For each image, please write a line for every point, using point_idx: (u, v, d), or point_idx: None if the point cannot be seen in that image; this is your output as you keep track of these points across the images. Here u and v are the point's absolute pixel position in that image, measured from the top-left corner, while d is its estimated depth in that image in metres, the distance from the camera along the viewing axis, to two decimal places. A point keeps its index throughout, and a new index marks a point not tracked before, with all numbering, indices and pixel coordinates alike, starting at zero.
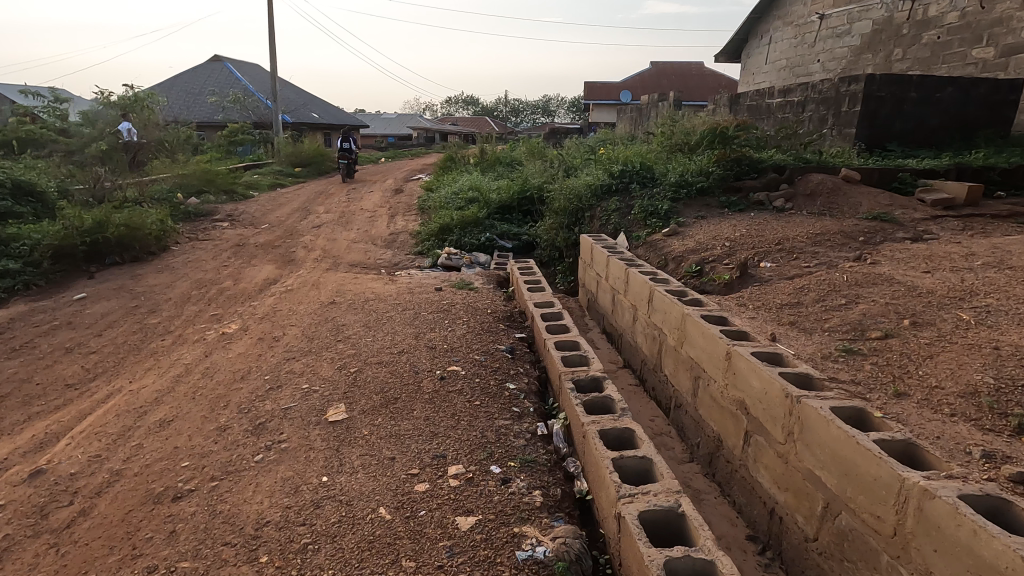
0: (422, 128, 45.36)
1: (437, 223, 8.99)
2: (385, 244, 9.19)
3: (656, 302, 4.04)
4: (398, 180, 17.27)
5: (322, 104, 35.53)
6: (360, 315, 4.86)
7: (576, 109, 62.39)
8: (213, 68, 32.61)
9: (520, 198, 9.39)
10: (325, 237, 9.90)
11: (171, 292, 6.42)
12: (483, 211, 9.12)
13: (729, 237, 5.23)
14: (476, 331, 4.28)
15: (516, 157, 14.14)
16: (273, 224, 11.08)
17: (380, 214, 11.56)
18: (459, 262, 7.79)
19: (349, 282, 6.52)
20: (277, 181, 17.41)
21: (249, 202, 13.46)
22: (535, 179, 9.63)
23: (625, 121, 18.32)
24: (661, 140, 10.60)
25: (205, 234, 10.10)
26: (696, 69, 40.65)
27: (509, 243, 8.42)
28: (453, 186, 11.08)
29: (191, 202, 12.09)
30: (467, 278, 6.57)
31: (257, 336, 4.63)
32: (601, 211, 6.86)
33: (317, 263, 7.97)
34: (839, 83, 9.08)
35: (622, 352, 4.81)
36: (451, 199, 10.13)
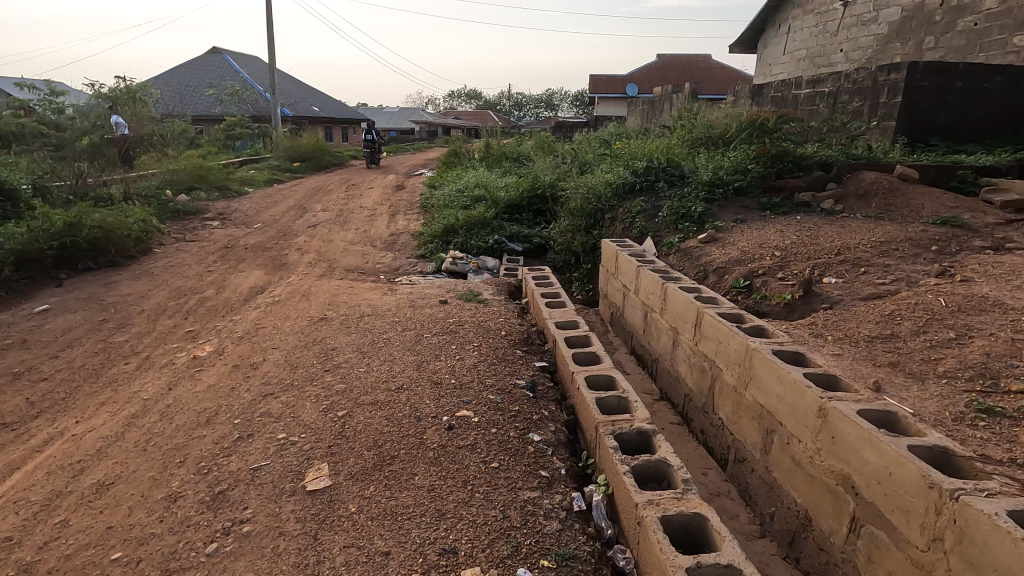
0: (424, 122, 44.59)
1: (441, 223, 8.33)
2: (385, 246, 8.51)
3: (706, 328, 3.35)
4: (399, 176, 16.56)
5: (323, 97, 34.78)
6: (353, 336, 4.20)
7: (581, 103, 61.43)
8: (211, 60, 31.87)
9: (530, 197, 8.71)
10: (320, 237, 9.24)
11: (146, 303, 5.78)
12: (490, 210, 8.45)
13: (778, 245, 4.55)
14: (489, 360, 3.59)
15: (523, 152, 13.42)
16: (267, 223, 10.43)
17: (380, 213, 10.88)
18: (465, 267, 7.13)
19: (344, 292, 5.85)
20: (274, 177, 16.73)
21: (243, 199, 12.81)
22: (546, 176, 8.93)
23: (636, 114, 17.53)
24: (682, 133, 9.88)
25: (193, 234, 9.47)
26: (704, 62, 39.73)
27: (519, 245, 7.74)
28: (458, 182, 10.41)
29: (180, 200, 11.44)
30: (474, 287, 5.90)
31: (233, 361, 3.97)
32: (624, 212, 6.17)
33: (310, 268, 7.32)
34: (877, 72, 8.34)
35: (657, 380, 4.14)
36: (456, 197, 9.46)
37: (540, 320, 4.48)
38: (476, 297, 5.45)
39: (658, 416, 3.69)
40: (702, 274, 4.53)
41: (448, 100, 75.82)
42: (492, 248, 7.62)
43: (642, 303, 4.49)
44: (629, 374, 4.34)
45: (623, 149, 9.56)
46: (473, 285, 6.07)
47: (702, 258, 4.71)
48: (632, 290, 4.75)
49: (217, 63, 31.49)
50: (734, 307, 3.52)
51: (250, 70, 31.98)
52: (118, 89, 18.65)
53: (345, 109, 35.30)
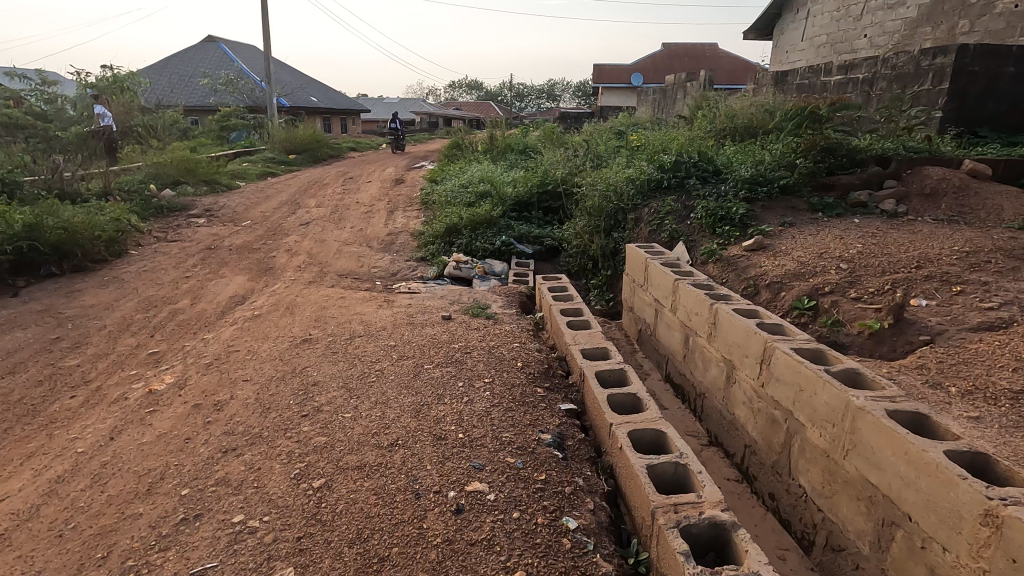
0: (424, 113, 43.70)
1: (443, 222, 7.65)
2: (382, 247, 7.83)
3: (779, 367, 2.67)
4: (398, 169, 15.82)
5: (320, 86, 33.92)
6: (340, 365, 3.54)
7: (584, 94, 60.33)
8: (206, 49, 31.02)
9: (540, 193, 8.00)
10: (313, 237, 8.57)
11: (110, 316, 5.13)
12: (497, 208, 7.75)
13: (841, 255, 3.87)
14: (504, 402, 2.92)
15: (529, 144, 12.65)
16: (257, 220, 9.76)
17: (378, 210, 10.19)
18: (470, 273, 6.48)
19: (334, 303, 5.19)
20: (268, 170, 16.02)
21: (233, 193, 12.11)
22: (558, 170, 8.21)
23: (647, 104, 16.70)
24: (704, 124, 9.13)
25: (176, 233, 8.81)
26: (710, 52, 38.70)
27: (529, 247, 7.07)
28: (461, 176, 9.69)
29: (165, 195, 10.76)
30: (482, 298, 5.24)
31: (195, 397, 3.32)
32: (650, 213, 5.47)
33: (300, 273, 6.66)
34: (920, 56, 7.58)
35: (702, 419, 3.46)
36: (460, 192, 8.75)
37: (562, 342, 3.80)
38: (484, 311, 4.79)
39: (711, 469, 3.03)
40: (752, 289, 3.85)
41: (449, 90, 74.69)
42: (499, 251, 6.95)
43: (682, 323, 3.81)
44: (667, 409, 3.68)
45: (640, 141, 8.81)
46: (480, 295, 5.41)
47: (750, 269, 4.02)
48: (667, 306, 4.07)
49: (212, 52, 30.64)
50: (809, 339, 2.83)
51: (246, 59, 31.10)
52: (105, 78, 17.90)
53: (344, 100, 34.42)
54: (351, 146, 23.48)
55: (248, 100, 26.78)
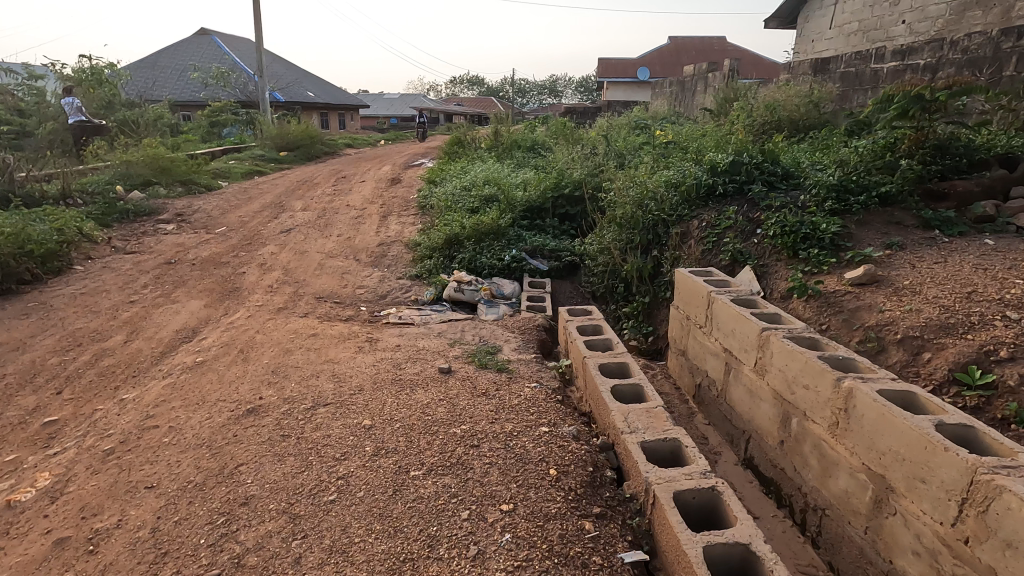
0: (425, 109, 42.64)
1: (443, 232, 6.56)
2: (371, 261, 6.73)
3: (1011, 524, 1.56)
4: (395, 168, 14.67)
5: (317, 81, 32.74)
6: (288, 462, 2.44)
7: (587, 89, 58.99)
8: (198, 42, 29.89)
9: (554, 197, 6.89)
10: (293, 247, 7.49)
11: (16, 359, 4.05)
12: (505, 215, 6.65)
13: (999, 297, 2.74)
14: (536, 558, 1.83)
15: (539, 141, 11.49)
16: (233, 227, 8.70)
17: (369, 214, 9.08)
18: (475, 297, 5.38)
19: (302, 341, 4.10)
20: (256, 169, 14.93)
21: (211, 195, 11.02)
22: (575, 171, 7.10)
23: (663, 97, 15.49)
24: (741, 118, 7.97)
25: (138, 243, 7.76)
26: (718, 45, 37.36)
27: (544, 263, 5.96)
28: (464, 176, 8.58)
29: (133, 198, 9.68)
30: (490, 336, 4.14)
31: (64, 523, 2.23)
32: (701, 227, 4.36)
33: (270, 296, 5.57)
34: (1001, 36, 6.42)
35: (821, 545, 2.37)
36: (462, 195, 7.63)
37: (607, 419, 2.70)
38: (493, 358, 3.70)
39: None
40: (875, 345, 2.73)
41: (450, 86, 73.27)
42: (509, 268, 5.85)
43: (777, 395, 2.70)
44: (759, 520, 2.60)
45: (670, 139, 7.68)
46: (487, 329, 4.31)
47: (865, 314, 2.90)
48: (747, 363, 2.97)
49: (204, 44, 29.49)
50: None
51: (238, 51, 29.94)
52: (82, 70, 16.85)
53: (341, 94, 33.22)
54: (347, 142, 22.31)
55: (241, 95, 25.70)
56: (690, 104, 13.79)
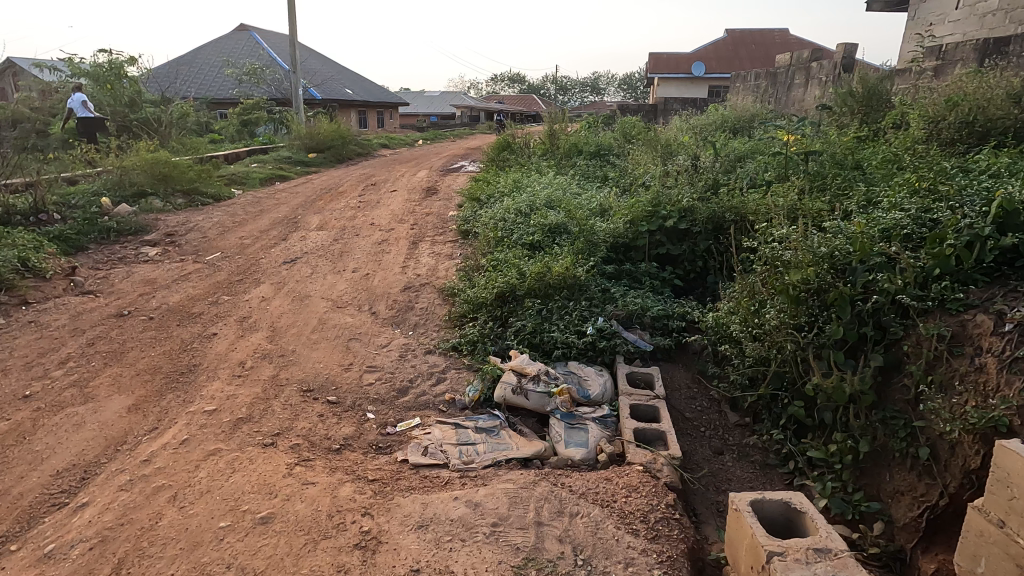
0: (466, 107, 41.18)
1: (495, 280, 4.64)
2: (391, 319, 4.86)
3: None
4: (430, 173, 12.86)
5: (355, 77, 31.45)
6: None
7: (633, 87, 56.32)
8: (234, 37, 28.91)
9: (651, 231, 4.87)
10: (293, 288, 5.70)
11: None
12: (582, 258, 4.67)
13: None
14: None
15: (604, 146, 9.44)
16: (229, 255, 7.01)
17: (395, 239, 7.23)
18: (545, 404, 3.39)
19: (239, 537, 2.21)
20: (278, 173, 13.38)
21: (217, 206, 9.42)
22: (680, 194, 5.07)
23: (744, 92, 13.18)
24: (903, 124, 5.76)
25: (105, 276, 6.12)
26: (781, 39, 34.37)
27: (647, 339, 3.95)
28: (518, 192, 6.63)
29: (119, 212, 8.12)
30: (596, 540, 2.17)
31: None
32: (1005, 334, 2.30)
33: (236, 383, 3.74)
34: None
35: None
36: (518, 221, 5.66)
37: None
38: None
39: None
40: None
41: (490, 82, 71.40)
42: (594, 346, 3.86)
43: None
44: None
45: (807, 147, 5.56)
46: (586, 511, 2.34)
47: None
48: None
49: (241, 39, 28.57)
50: None
51: (274, 45, 28.77)
52: (100, 64, 15.63)
53: (378, 92, 31.83)
54: (382, 141, 20.75)
55: (274, 91, 24.49)
56: (786, 101, 11.52)
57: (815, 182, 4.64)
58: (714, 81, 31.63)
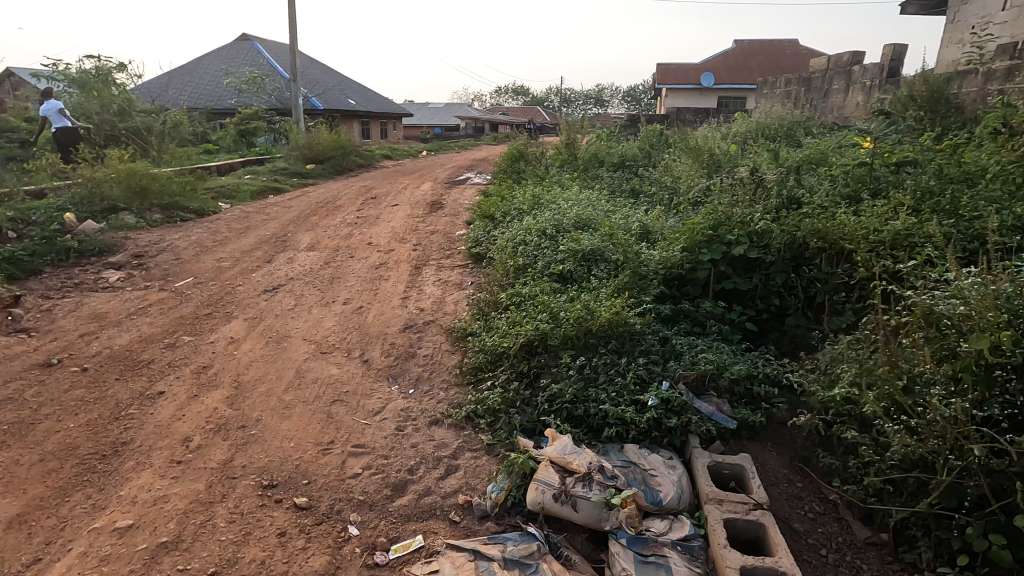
0: (470, 119, 40.55)
1: (520, 325, 3.66)
2: (387, 371, 3.88)
3: None
4: (435, 186, 11.93)
5: (358, 87, 30.76)
6: None
7: (637, 98, 55.73)
8: (236, 47, 28.23)
9: (713, 260, 3.90)
10: (270, 325, 4.73)
11: None
12: (630, 296, 3.69)
13: None
14: None
15: (629, 156, 8.50)
16: (202, 282, 6.04)
17: (395, 263, 6.26)
18: (600, 517, 2.39)
19: None
20: (271, 184, 12.47)
21: (198, 222, 8.49)
22: (746, 213, 4.10)
23: (772, 99, 12.25)
24: (1004, 130, 4.78)
25: (49, 309, 5.15)
26: (792, 49, 33.62)
27: (728, 412, 2.95)
28: (539, 209, 5.65)
29: (83, 230, 7.17)
30: None
31: None
32: None
33: (172, 475, 2.75)
34: None
35: None
36: (543, 245, 4.68)
37: None
38: None
39: None
40: None
41: (493, 95, 70.86)
42: (660, 423, 2.86)
43: None
44: None
45: (892, 156, 4.61)
46: None
47: None
48: None
49: (241, 48, 27.93)
50: None
51: (275, 54, 28.09)
52: (87, 71, 14.82)
53: (382, 102, 31.12)
54: (385, 152, 19.90)
55: (274, 101, 23.76)
56: (823, 107, 10.62)
57: (925, 202, 3.69)
58: (724, 91, 30.82)
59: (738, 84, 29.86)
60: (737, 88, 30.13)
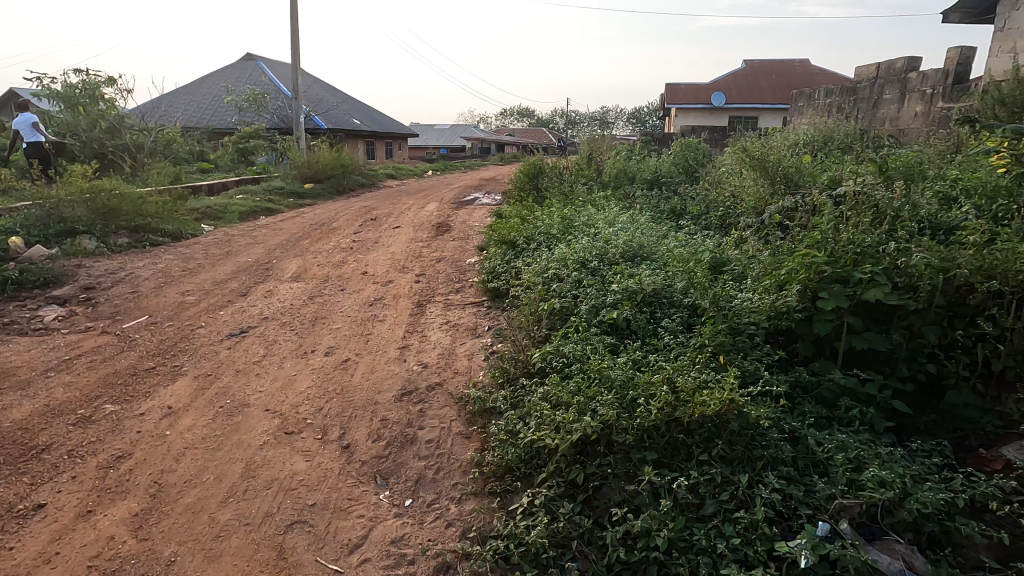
0: (475, 139, 39.90)
1: (568, 407, 2.52)
2: (375, 465, 2.75)
3: None
4: (441, 206, 10.90)
5: (362, 107, 30.12)
6: None
7: (643, 119, 55.22)
8: (239, 66, 27.63)
9: (838, 308, 2.76)
10: (226, 387, 3.62)
11: None
12: (727, 365, 2.56)
13: None
14: None
15: (663, 173, 7.44)
16: (157, 322, 4.93)
17: (394, 298, 5.17)
18: None
19: None
20: (263, 205, 11.45)
21: (172, 247, 7.44)
22: (872, 242, 2.98)
23: (810, 112, 11.20)
24: None
25: None
26: (804, 68, 32.87)
27: (926, 573, 1.79)
28: (573, 235, 4.54)
29: (29, 257, 6.10)
30: None
31: None
32: None
33: None
34: None
35: None
36: (585, 283, 3.56)
37: None
38: None
39: None
40: None
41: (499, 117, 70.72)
42: None
43: None
44: None
45: None
46: None
47: None
48: None
49: (244, 67, 27.35)
50: None
51: (278, 73, 27.46)
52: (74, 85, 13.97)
53: (387, 122, 30.47)
54: (389, 172, 18.99)
55: (276, 120, 23.00)
56: (871, 118, 9.55)
57: None
58: (735, 111, 29.98)
59: (751, 103, 28.97)
60: (751, 107, 29.23)
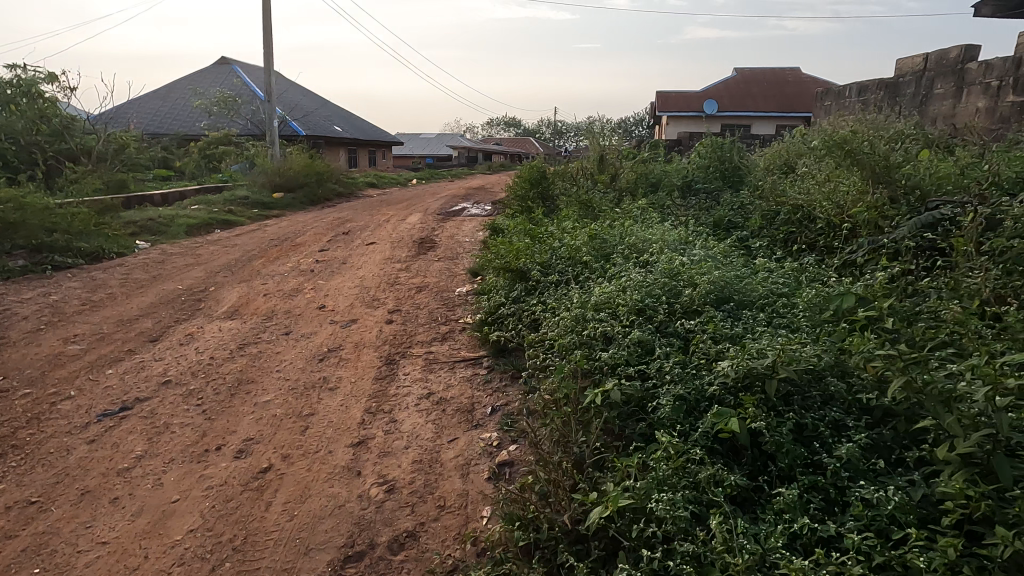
0: (462, 149, 38.62)
1: None
2: None
3: None
4: (425, 218, 9.42)
5: (344, 114, 28.61)
6: None
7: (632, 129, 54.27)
8: (212, 69, 25.99)
9: None
10: (51, 534, 2.14)
11: None
12: None
13: None
14: None
15: (698, 178, 6.05)
16: (8, 389, 3.41)
17: (356, 348, 3.69)
18: None
19: None
20: (219, 216, 9.89)
21: (83, 272, 5.89)
22: None
23: (843, 112, 9.78)
24: None
25: None
26: (798, 75, 31.98)
27: None
28: (614, 262, 3.13)
29: None
30: None
31: None
32: None
33: None
34: None
35: None
36: (658, 353, 2.16)
37: None
38: None
39: None
40: None
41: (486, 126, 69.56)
42: None
43: None
44: None
45: None
46: None
47: None
48: None
49: (217, 70, 25.74)
50: None
51: (252, 75, 25.80)
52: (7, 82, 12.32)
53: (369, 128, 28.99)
54: (369, 181, 17.44)
55: (249, 125, 21.41)
56: (923, 114, 8.02)
57: None
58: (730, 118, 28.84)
59: (747, 111, 27.87)
60: (746, 116, 28.14)
